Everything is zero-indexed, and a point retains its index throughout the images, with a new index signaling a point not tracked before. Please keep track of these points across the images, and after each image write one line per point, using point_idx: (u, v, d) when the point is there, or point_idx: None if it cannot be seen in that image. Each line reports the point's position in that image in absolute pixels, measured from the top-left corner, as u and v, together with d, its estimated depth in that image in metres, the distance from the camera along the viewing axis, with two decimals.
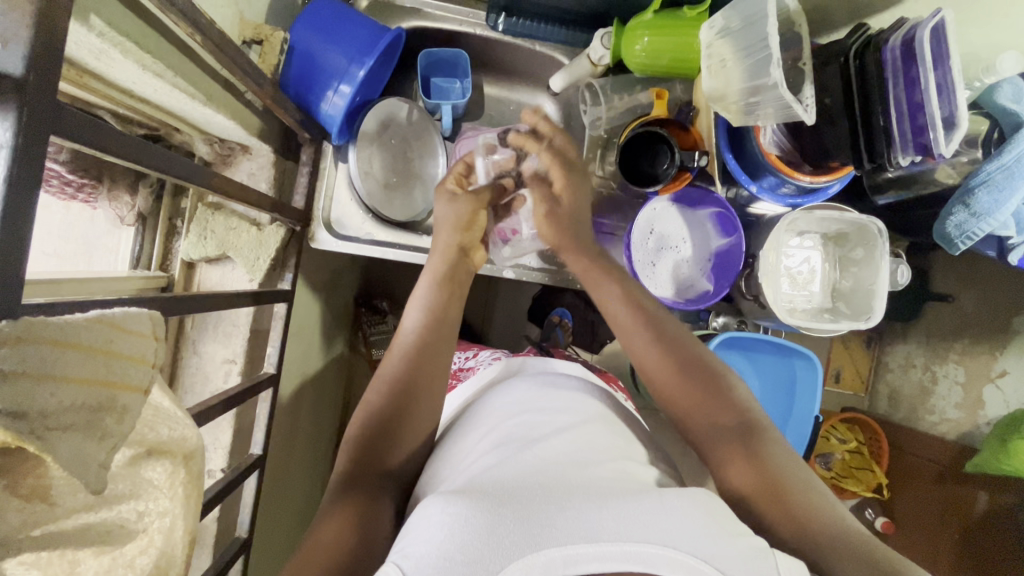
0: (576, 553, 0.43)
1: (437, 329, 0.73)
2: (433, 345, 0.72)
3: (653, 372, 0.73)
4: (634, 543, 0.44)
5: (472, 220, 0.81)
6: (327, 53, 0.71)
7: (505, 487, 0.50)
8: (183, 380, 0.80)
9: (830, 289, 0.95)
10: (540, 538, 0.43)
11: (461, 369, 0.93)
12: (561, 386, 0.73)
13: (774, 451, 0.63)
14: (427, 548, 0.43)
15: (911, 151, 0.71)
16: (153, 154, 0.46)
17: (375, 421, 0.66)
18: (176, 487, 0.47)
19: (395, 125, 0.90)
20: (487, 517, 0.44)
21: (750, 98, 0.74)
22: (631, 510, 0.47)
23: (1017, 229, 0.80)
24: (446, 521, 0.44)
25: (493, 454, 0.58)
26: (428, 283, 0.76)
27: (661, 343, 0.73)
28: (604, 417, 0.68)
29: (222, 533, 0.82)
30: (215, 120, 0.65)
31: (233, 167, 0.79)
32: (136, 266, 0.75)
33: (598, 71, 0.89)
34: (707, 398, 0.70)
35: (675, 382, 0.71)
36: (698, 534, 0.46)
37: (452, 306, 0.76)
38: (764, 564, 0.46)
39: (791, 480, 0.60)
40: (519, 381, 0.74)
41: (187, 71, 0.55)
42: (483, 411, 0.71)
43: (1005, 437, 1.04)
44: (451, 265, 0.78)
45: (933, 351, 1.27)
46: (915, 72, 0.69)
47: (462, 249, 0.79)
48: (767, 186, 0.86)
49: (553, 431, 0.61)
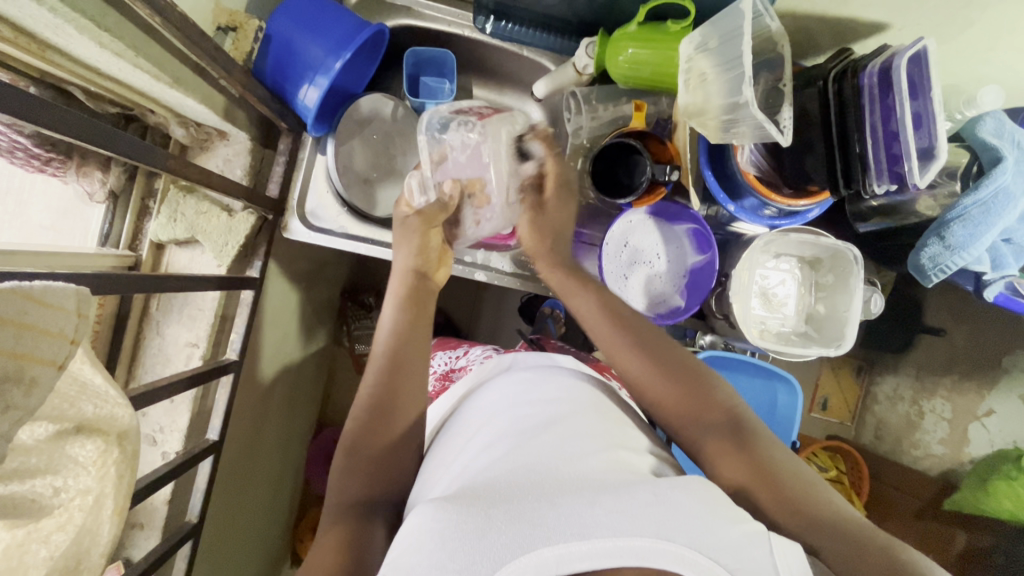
0: (569, 551, 0.42)
1: (404, 349, 0.71)
2: (407, 359, 0.71)
3: (633, 376, 0.70)
4: (627, 537, 0.44)
5: (427, 244, 0.79)
6: (305, 43, 0.72)
7: (495, 488, 0.50)
8: (144, 360, 0.80)
9: (805, 314, 0.94)
10: (532, 538, 0.43)
11: (452, 371, 0.93)
12: (552, 383, 0.69)
13: (761, 443, 0.61)
14: (417, 558, 0.43)
15: (886, 179, 0.71)
16: (86, 129, 0.49)
17: (361, 440, 0.66)
18: (105, 467, 0.48)
19: (378, 122, 0.90)
20: (477, 521, 0.44)
21: (727, 116, 0.73)
22: (623, 502, 0.47)
23: (992, 265, 0.79)
24: (436, 530, 0.44)
25: (486, 452, 0.58)
26: (393, 306, 0.76)
27: (637, 344, 0.70)
28: (597, 405, 0.67)
29: (173, 517, 0.82)
30: (186, 103, 0.65)
31: (209, 152, 0.80)
32: (103, 244, 0.75)
33: (583, 80, 0.89)
34: (687, 396, 0.66)
35: (660, 381, 0.68)
36: (691, 522, 0.46)
37: (419, 326, 0.74)
38: (757, 551, 0.45)
39: (784, 474, 0.58)
40: (504, 380, 0.73)
41: (152, 53, 0.56)
42: (475, 410, 0.70)
43: (984, 477, 1.05)
44: (413, 286, 0.77)
45: (920, 384, 1.25)
46: (892, 101, 0.69)
47: (418, 271, 0.78)
48: (748, 207, 0.85)
49: (546, 425, 0.60)
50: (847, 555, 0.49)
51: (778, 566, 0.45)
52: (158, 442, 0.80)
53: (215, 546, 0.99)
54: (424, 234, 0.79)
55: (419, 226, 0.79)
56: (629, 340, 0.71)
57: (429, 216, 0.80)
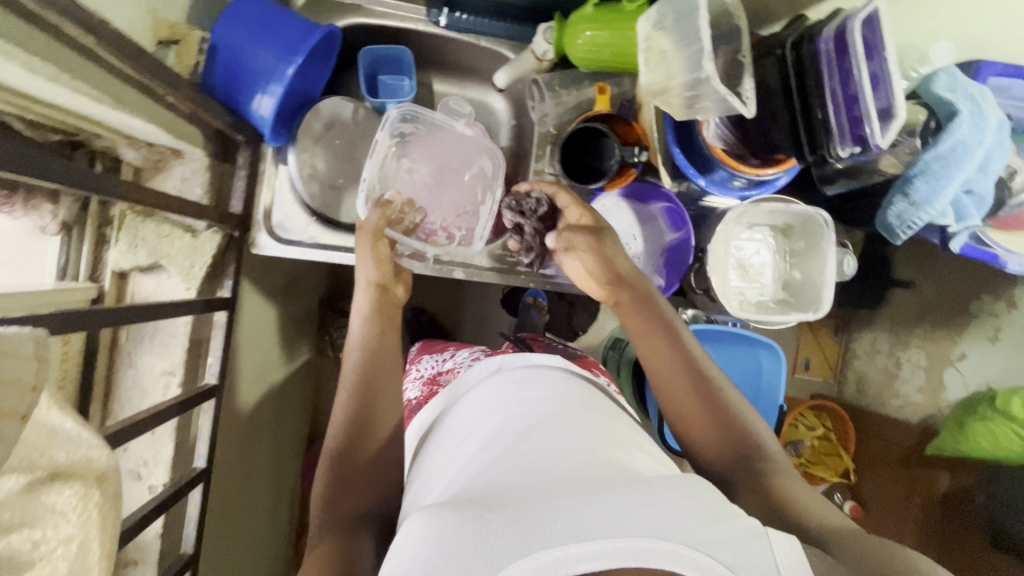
0: (567, 553, 0.42)
1: (377, 360, 0.70)
2: (379, 370, 0.70)
3: (668, 385, 0.71)
4: (627, 538, 0.43)
5: (381, 252, 0.76)
6: (253, 50, 0.69)
7: (490, 492, 0.49)
8: (119, 394, 0.77)
9: (782, 281, 0.96)
10: (528, 542, 0.43)
11: (439, 373, 0.92)
12: (541, 383, 0.69)
13: (786, 478, 0.64)
14: (414, 568, 0.43)
15: (849, 142, 0.72)
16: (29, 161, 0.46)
17: (342, 457, 0.65)
18: (89, 511, 0.46)
19: (340, 125, 0.88)
20: (474, 526, 0.44)
21: (690, 92, 0.73)
22: (619, 501, 0.46)
23: (955, 217, 0.82)
24: (433, 538, 0.44)
25: (480, 456, 0.57)
26: (358, 324, 0.73)
27: (677, 352, 0.71)
28: (586, 401, 0.67)
29: (167, 551, 0.80)
30: (132, 123, 0.63)
31: (164, 172, 0.77)
32: (62, 278, 0.72)
33: (544, 67, 0.88)
34: (720, 415, 0.68)
35: (694, 397, 0.69)
36: (687, 522, 0.46)
37: (387, 337, 0.73)
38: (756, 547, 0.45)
39: (807, 504, 0.60)
40: (493, 382, 0.72)
41: (89, 74, 0.53)
42: (466, 414, 0.70)
43: (963, 420, 1.08)
44: (377, 299, 0.75)
45: (895, 336, 1.29)
46: (849, 65, 0.69)
47: (380, 285, 0.76)
48: (718, 180, 0.85)
49: (537, 423, 0.60)
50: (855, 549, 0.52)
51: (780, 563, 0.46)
52: (143, 477, 0.78)
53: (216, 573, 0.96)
54: (374, 243, 0.76)
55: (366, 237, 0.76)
56: (673, 352, 0.71)
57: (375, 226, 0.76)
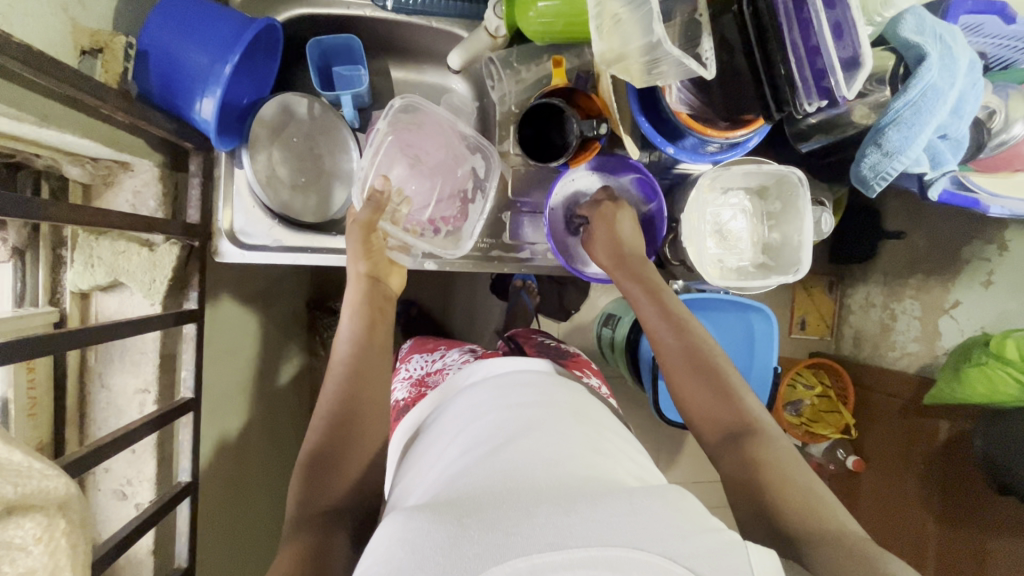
0: (543, 561, 0.42)
1: (366, 360, 0.71)
2: (368, 371, 0.71)
3: (670, 367, 0.73)
4: (603, 547, 0.43)
5: (370, 243, 0.79)
6: (187, 52, 0.66)
7: (471, 498, 0.50)
8: (95, 416, 0.77)
9: (761, 245, 0.94)
10: (504, 548, 0.43)
11: (428, 375, 0.91)
12: (527, 393, 0.70)
13: (775, 458, 0.62)
14: (387, 569, 0.43)
15: (815, 96, 0.70)
16: None
17: (320, 455, 0.64)
18: (53, 540, 0.46)
19: (297, 123, 0.86)
20: (451, 530, 0.44)
21: (647, 57, 0.70)
22: (601, 512, 0.46)
23: (932, 164, 0.79)
24: (408, 541, 0.44)
25: (464, 460, 0.58)
26: (349, 315, 0.75)
27: (677, 335, 0.74)
28: (569, 410, 0.68)
29: (161, 565, 0.80)
30: (66, 139, 0.61)
31: (114, 186, 0.75)
32: (21, 304, 0.71)
33: (499, 44, 0.84)
34: (712, 397, 0.69)
35: (690, 379, 0.71)
36: (666, 532, 0.45)
37: (377, 332, 0.74)
38: (737, 558, 0.44)
39: (789, 492, 0.58)
40: (481, 389, 0.73)
41: (5, 92, 0.51)
42: (451, 419, 0.70)
43: (958, 365, 1.06)
44: (368, 291, 0.77)
45: (890, 288, 1.28)
46: (808, 15, 0.66)
47: (371, 277, 0.78)
48: (688, 146, 0.84)
49: (521, 430, 0.61)
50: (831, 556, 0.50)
51: (755, 567, 0.44)
52: (129, 495, 0.77)
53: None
54: (366, 238, 0.79)
55: (359, 229, 0.79)
56: (670, 333, 0.74)
57: (368, 219, 0.79)
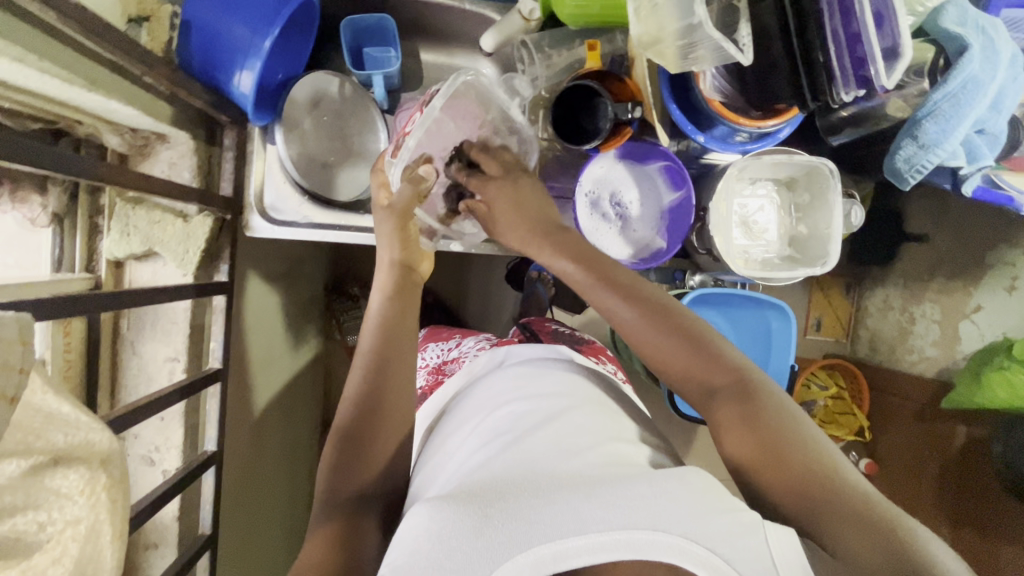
0: (566, 548, 0.43)
1: (395, 343, 0.70)
2: (395, 354, 0.69)
3: (639, 338, 0.67)
4: (624, 530, 0.44)
5: (407, 232, 0.74)
6: (228, 25, 0.67)
7: (492, 487, 0.51)
8: (126, 383, 0.78)
9: (788, 237, 0.93)
10: (528, 538, 0.44)
11: (445, 363, 0.91)
12: (547, 378, 0.70)
13: (775, 411, 0.58)
14: (414, 562, 0.44)
15: (852, 85, 0.69)
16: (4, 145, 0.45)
17: (348, 438, 0.65)
18: (96, 494, 0.47)
19: (327, 101, 0.85)
20: (474, 520, 0.45)
21: (684, 41, 0.70)
22: (620, 495, 0.48)
23: (967, 158, 0.78)
24: (433, 532, 0.45)
25: (483, 452, 0.59)
26: (379, 300, 0.72)
27: (642, 308, 0.67)
28: (591, 398, 0.68)
29: (185, 532, 0.81)
30: (110, 106, 0.62)
31: (151, 158, 0.76)
32: (59, 269, 0.72)
33: (532, 27, 0.84)
34: (695, 361, 0.64)
35: (671, 348, 0.65)
36: (686, 515, 0.46)
37: (407, 316, 0.72)
38: (754, 540, 0.46)
39: (799, 446, 0.55)
40: (500, 375, 0.73)
41: (58, 55, 0.52)
42: (469, 407, 0.71)
43: (979, 370, 1.05)
44: (400, 279, 0.73)
45: (909, 291, 1.26)
46: (851, 2, 0.66)
47: (404, 264, 0.74)
48: (718, 136, 0.83)
49: (543, 422, 0.61)
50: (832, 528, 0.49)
51: (774, 549, 0.46)
52: (156, 462, 0.79)
53: (234, 552, 0.99)
54: (401, 226, 0.74)
55: (393, 219, 0.73)
56: (630, 307, 0.67)
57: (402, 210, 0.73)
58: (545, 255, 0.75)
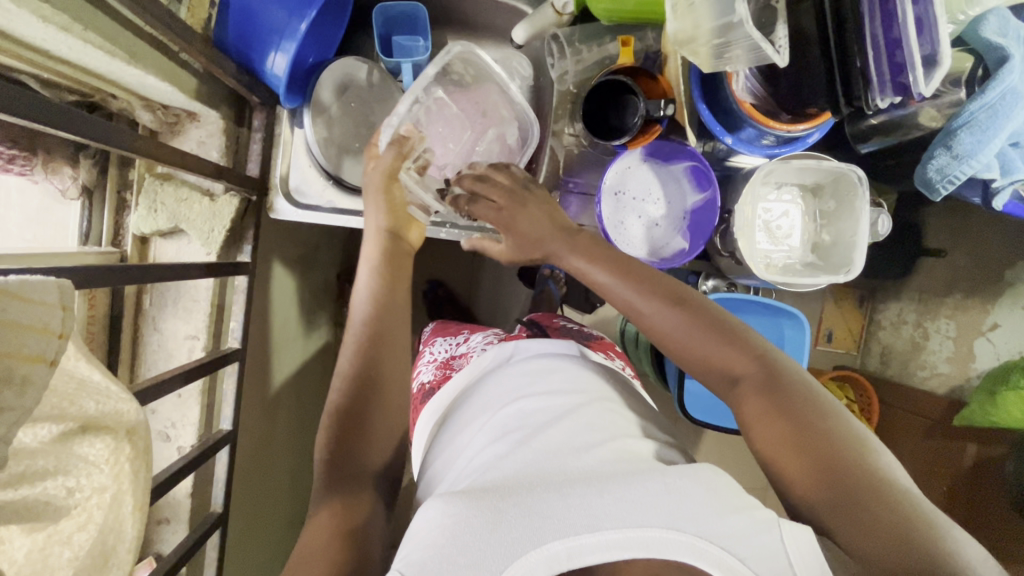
0: (579, 544, 0.44)
1: (387, 317, 0.69)
2: (388, 330, 0.68)
3: (654, 325, 0.64)
4: (635, 528, 0.45)
5: (394, 198, 0.74)
6: (264, 5, 0.67)
7: (506, 484, 0.50)
8: (145, 358, 0.79)
9: (811, 244, 0.92)
10: (542, 533, 0.44)
11: (453, 358, 0.89)
12: (560, 374, 0.69)
13: (798, 401, 0.56)
14: (429, 554, 0.44)
15: (889, 92, 0.67)
16: (48, 113, 0.46)
17: (348, 417, 0.64)
18: (120, 464, 0.47)
19: (356, 88, 0.84)
20: (487, 515, 0.45)
21: (719, 39, 0.69)
22: (632, 492, 0.48)
23: (1001, 171, 0.77)
24: (448, 526, 0.45)
25: (497, 448, 0.58)
26: (367, 273, 0.72)
27: (657, 297, 0.64)
28: (600, 392, 0.68)
29: (197, 509, 0.82)
30: (146, 81, 0.62)
31: (181, 135, 0.76)
32: (86, 242, 0.73)
33: (564, 21, 0.84)
34: (713, 348, 0.61)
35: (688, 336, 0.62)
36: (700, 513, 0.47)
37: (398, 290, 0.72)
38: (767, 536, 0.46)
39: (824, 436, 0.53)
40: (512, 370, 0.73)
41: (100, 26, 0.53)
42: (482, 401, 0.70)
43: (993, 390, 1.04)
44: (389, 248, 0.73)
45: (925, 306, 1.24)
46: (893, 6, 0.65)
47: (392, 233, 0.74)
48: (745, 138, 0.82)
49: (556, 417, 0.61)
50: (859, 530, 0.48)
51: (787, 546, 0.46)
52: (172, 438, 0.80)
53: (241, 533, 0.99)
54: (386, 186, 0.74)
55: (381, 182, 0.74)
56: (643, 297, 0.64)
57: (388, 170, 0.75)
58: (554, 247, 0.71)
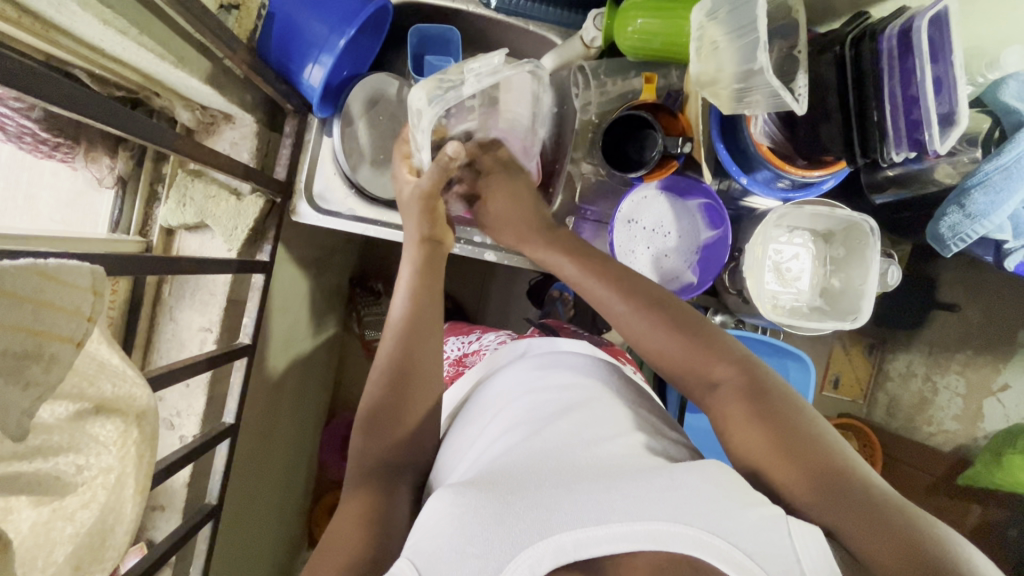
0: (587, 536, 0.45)
1: (423, 313, 0.70)
2: (424, 329, 0.70)
3: (643, 338, 0.66)
4: (643, 521, 0.46)
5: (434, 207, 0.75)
6: (308, 20, 0.71)
7: (510, 474, 0.52)
8: (158, 345, 0.81)
9: (820, 288, 0.93)
10: (549, 525, 0.46)
11: (466, 355, 0.92)
12: (569, 369, 0.70)
13: (782, 407, 0.57)
14: (436, 541, 0.45)
15: (904, 147, 0.69)
16: (100, 110, 0.49)
17: (381, 412, 0.66)
18: (128, 446, 0.48)
19: (384, 102, 0.86)
20: (496, 506, 0.47)
21: (741, 84, 0.71)
22: (640, 487, 0.49)
23: (1014, 233, 0.78)
24: (454, 514, 0.47)
25: (499, 440, 0.60)
26: (409, 271, 0.74)
27: (639, 307, 0.66)
28: (613, 389, 0.68)
29: (192, 499, 0.83)
30: (190, 83, 0.65)
31: (215, 135, 0.80)
32: (115, 230, 0.76)
33: (591, 54, 0.87)
34: (699, 358, 0.63)
35: (671, 345, 0.64)
36: (712, 508, 0.47)
37: (437, 290, 0.73)
38: (776, 534, 0.46)
39: (810, 441, 0.54)
40: (519, 367, 0.74)
41: (154, 31, 0.57)
42: (487, 398, 0.72)
43: (1000, 451, 1.02)
44: (428, 252, 0.75)
45: (935, 359, 1.23)
46: (911, 65, 0.66)
47: (430, 238, 0.75)
48: (761, 179, 0.83)
49: (560, 409, 0.62)
50: (851, 529, 0.48)
51: (795, 543, 0.45)
52: (175, 426, 0.81)
53: (232, 527, 1.00)
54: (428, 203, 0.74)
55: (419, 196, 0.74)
56: (627, 305, 0.67)
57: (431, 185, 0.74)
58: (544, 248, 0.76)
